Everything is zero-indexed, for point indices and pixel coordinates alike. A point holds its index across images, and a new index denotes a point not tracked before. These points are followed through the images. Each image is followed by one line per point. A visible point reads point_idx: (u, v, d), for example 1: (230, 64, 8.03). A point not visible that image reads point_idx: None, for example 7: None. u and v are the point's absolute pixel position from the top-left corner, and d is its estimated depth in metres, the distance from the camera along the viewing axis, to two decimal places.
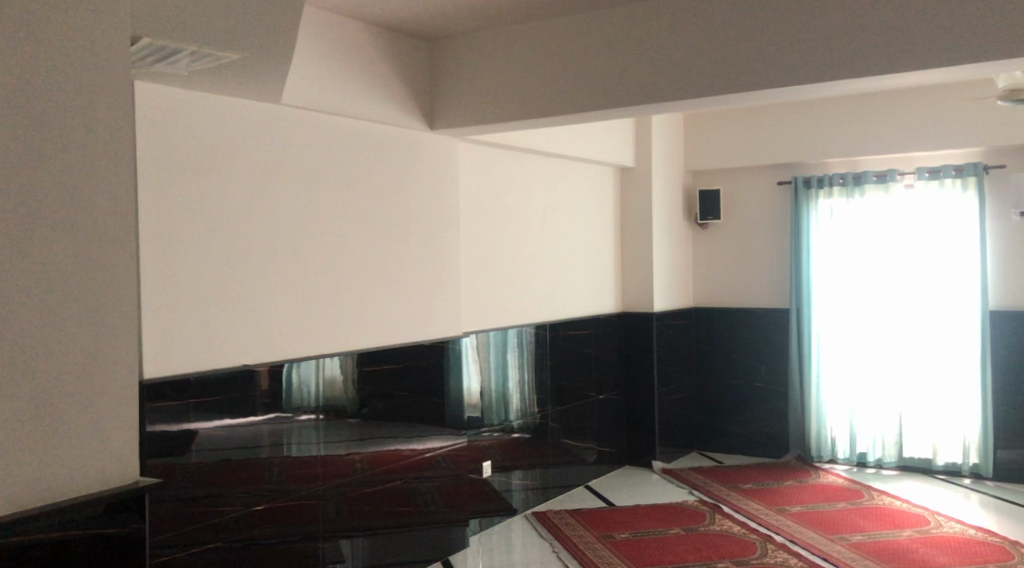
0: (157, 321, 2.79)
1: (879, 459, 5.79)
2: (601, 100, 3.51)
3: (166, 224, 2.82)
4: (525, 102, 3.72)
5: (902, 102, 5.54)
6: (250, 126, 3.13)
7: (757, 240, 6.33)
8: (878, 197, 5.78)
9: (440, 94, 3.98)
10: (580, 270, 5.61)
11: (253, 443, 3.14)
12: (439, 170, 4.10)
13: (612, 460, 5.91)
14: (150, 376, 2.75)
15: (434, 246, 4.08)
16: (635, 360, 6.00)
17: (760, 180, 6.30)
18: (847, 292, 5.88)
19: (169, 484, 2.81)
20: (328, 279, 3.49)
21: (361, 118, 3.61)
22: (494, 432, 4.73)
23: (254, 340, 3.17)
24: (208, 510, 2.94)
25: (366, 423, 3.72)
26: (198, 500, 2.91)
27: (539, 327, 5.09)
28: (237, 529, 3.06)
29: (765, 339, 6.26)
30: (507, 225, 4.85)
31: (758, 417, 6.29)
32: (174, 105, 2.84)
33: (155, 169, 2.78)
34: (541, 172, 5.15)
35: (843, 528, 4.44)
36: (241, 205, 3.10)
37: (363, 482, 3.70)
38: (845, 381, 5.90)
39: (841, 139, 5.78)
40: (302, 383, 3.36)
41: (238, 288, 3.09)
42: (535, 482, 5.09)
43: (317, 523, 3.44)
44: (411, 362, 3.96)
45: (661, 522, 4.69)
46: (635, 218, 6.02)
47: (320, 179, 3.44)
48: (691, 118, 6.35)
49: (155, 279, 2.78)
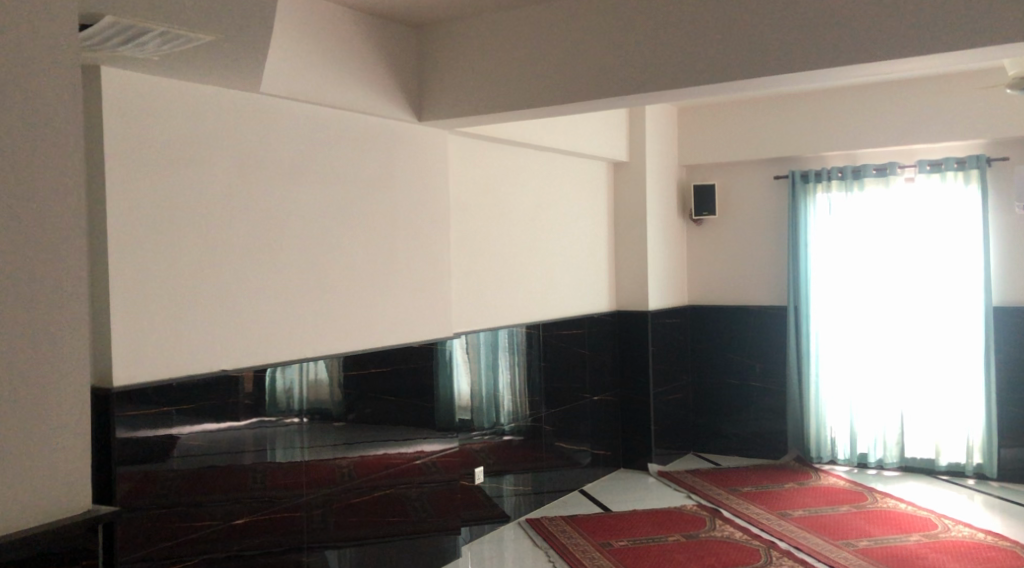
0: (127, 325, 2.59)
1: (880, 460, 5.66)
2: (601, 90, 3.33)
3: (135, 221, 2.61)
4: (518, 93, 3.54)
5: (902, 94, 5.42)
6: (228, 117, 2.94)
7: (752, 236, 6.20)
8: (877, 190, 5.66)
9: (429, 85, 3.80)
10: (573, 267, 5.44)
11: (236, 448, 2.97)
12: (429, 163, 3.92)
13: (606, 463, 5.75)
14: (122, 385, 2.56)
15: (422, 242, 3.89)
16: (630, 359, 5.85)
17: (756, 175, 6.17)
18: (847, 288, 5.75)
19: (147, 495, 2.63)
20: (312, 279, 3.31)
21: (347, 110, 3.44)
22: (485, 437, 4.56)
23: (235, 345, 2.98)
24: (187, 522, 2.76)
25: (354, 428, 3.55)
26: (175, 509, 2.72)
27: (531, 327, 4.92)
28: (218, 541, 2.87)
29: (761, 337, 6.13)
30: (499, 220, 4.68)
31: (756, 418, 6.14)
32: (144, 93, 2.64)
33: (124, 163, 2.58)
34: (534, 166, 4.99)
35: (848, 533, 4.29)
36: (218, 201, 2.90)
37: (351, 490, 3.51)
38: (845, 380, 5.77)
39: (839, 131, 5.65)
40: (286, 387, 3.18)
41: (217, 289, 2.90)
42: (528, 487, 4.93)
43: (302, 533, 3.25)
44: (401, 364, 3.79)
45: (660, 528, 4.54)
46: (630, 213, 5.85)
47: (304, 173, 3.26)
48: (685, 110, 6.21)
49: (125, 281, 2.59)
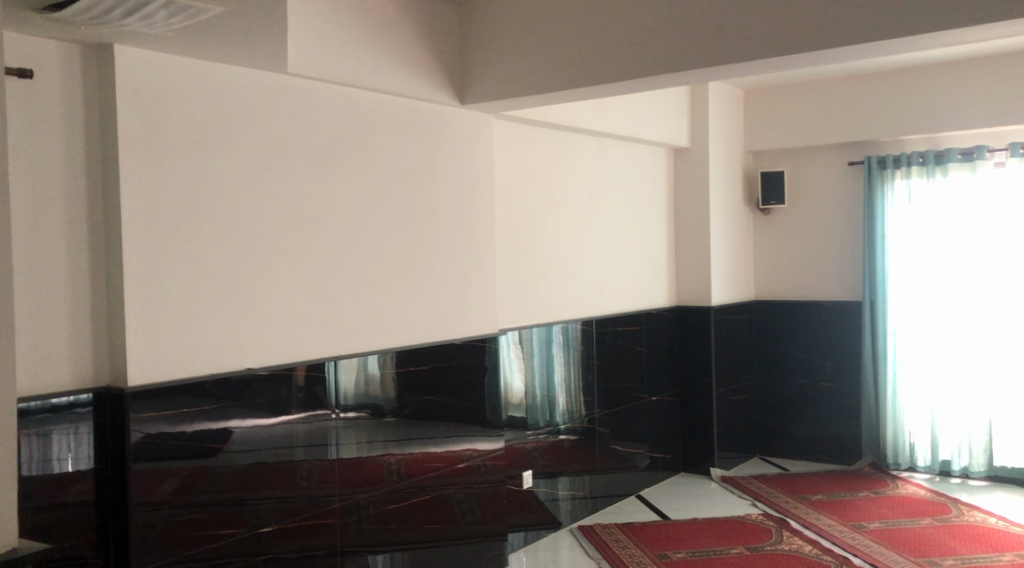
0: (142, 321, 2.48)
1: (965, 468, 5.22)
2: (655, 66, 3.06)
3: (149, 212, 2.50)
4: (563, 73, 3.30)
5: (991, 70, 4.96)
6: (254, 101, 2.79)
7: (824, 227, 5.80)
8: (963, 176, 5.19)
9: (471, 66, 3.58)
10: (630, 259, 5.16)
11: (286, 443, 2.89)
12: (474, 150, 3.72)
13: (666, 467, 5.46)
14: (139, 385, 2.45)
15: (466, 234, 3.69)
16: (691, 356, 5.54)
17: (829, 160, 5.76)
18: (927, 282, 5.32)
19: (197, 489, 2.60)
20: (345, 272, 3.13)
21: (381, 92, 3.24)
22: (538, 437, 4.34)
23: (263, 343, 2.82)
24: (226, 520, 2.67)
25: (403, 425, 3.40)
26: (208, 509, 2.63)
27: (585, 322, 4.67)
28: (256, 542, 2.76)
29: (834, 334, 5.73)
30: (549, 210, 4.44)
31: (828, 420, 5.76)
32: (162, 75, 2.53)
33: (140, 151, 2.47)
34: (588, 152, 4.74)
35: (930, 550, 3.92)
36: (242, 190, 2.75)
37: (396, 492, 3.35)
38: (926, 381, 5.33)
39: (920, 113, 5.22)
40: (332, 383, 3.06)
41: (241, 282, 2.75)
42: (583, 491, 4.69)
43: (343, 536, 3.09)
44: (445, 361, 3.60)
45: (722, 539, 4.24)
46: (692, 203, 5.53)
47: (335, 160, 3.08)
48: (752, 94, 5.86)
49: (139, 276, 2.47)
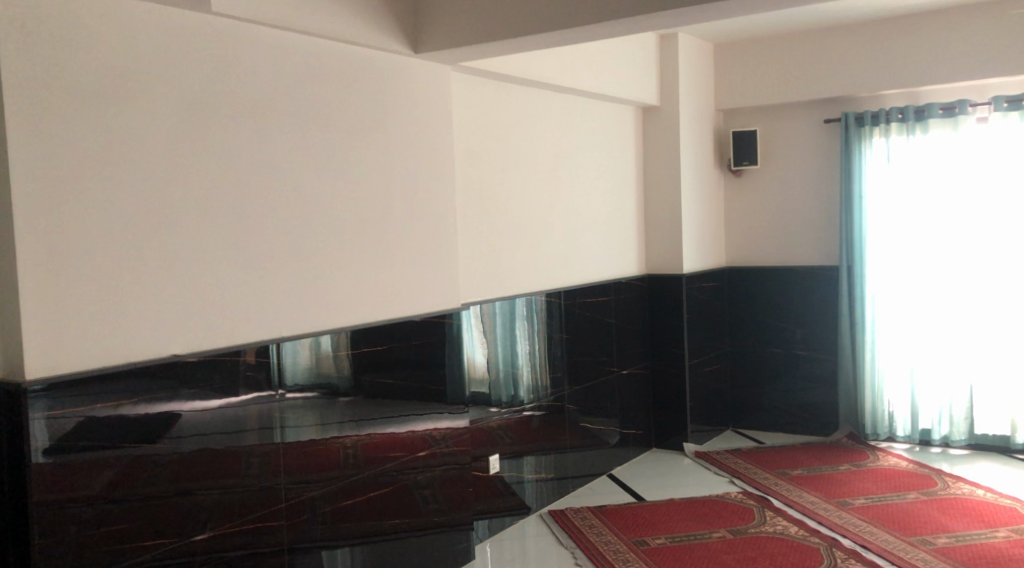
0: (39, 304, 2.07)
1: (945, 436, 5.07)
2: (633, 7, 2.70)
3: (45, 174, 2.08)
4: (529, 15, 2.91)
5: (974, 20, 4.71)
6: (172, 42, 2.38)
7: (798, 187, 5.55)
8: (944, 133, 4.97)
9: (427, 9, 3.19)
10: (598, 227, 4.84)
11: (234, 428, 2.53)
12: (430, 104, 3.35)
13: (637, 443, 5.21)
14: (43, 379, 2.06)
15: (421, 199, 3.32)
16: (662, 328, 5.27)
17: (804, 118, 5.49)
18: (906, 245, 5.12)
19: (132, 484, 2.23)
20: (285, 243, 2.74)
21: (323, 37, 2.84)
22: (503, 416, 4.02)
23: (193, 326, 2.43)
24: (166, 517, 2.32)
25: (359, 409, 3.05)
26: (144, 507, 2.26)
27: (552, 293, 4.36)
28: (198, 541, 2.40)
29: (809, 300, 5.52)
30: (512, 172, 4.08)
31: (801, 390, 5.57)
32: (56, 8, 2.10)
33: (30, 99, 2.05)
34: (553, 109, 4.39)
35: (922, 527, 3.73)
36: (160, 146, 2.35)
37: (353, 483, 3.00)
38: (906, 348, 5.16)
39: (901, 65, 4.97)
40: (281, 364, 2.71)
41: (163, 256, 2.35)
42: (552, 471, 4.40)
43: (297, 531, 2.74)
44: (403, 340, 3.24)
45: (703, 522, 3.99)
46: (661, 165, 5.23)
47: (270, 114, 2.68)
48: (723, 49, 5.56)
49: (34, 251, 2.06)
